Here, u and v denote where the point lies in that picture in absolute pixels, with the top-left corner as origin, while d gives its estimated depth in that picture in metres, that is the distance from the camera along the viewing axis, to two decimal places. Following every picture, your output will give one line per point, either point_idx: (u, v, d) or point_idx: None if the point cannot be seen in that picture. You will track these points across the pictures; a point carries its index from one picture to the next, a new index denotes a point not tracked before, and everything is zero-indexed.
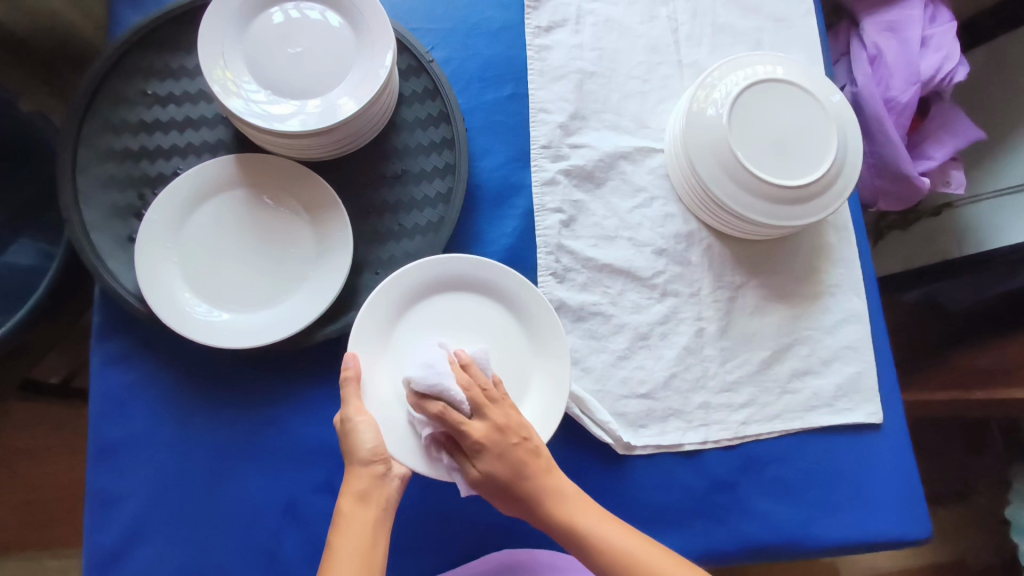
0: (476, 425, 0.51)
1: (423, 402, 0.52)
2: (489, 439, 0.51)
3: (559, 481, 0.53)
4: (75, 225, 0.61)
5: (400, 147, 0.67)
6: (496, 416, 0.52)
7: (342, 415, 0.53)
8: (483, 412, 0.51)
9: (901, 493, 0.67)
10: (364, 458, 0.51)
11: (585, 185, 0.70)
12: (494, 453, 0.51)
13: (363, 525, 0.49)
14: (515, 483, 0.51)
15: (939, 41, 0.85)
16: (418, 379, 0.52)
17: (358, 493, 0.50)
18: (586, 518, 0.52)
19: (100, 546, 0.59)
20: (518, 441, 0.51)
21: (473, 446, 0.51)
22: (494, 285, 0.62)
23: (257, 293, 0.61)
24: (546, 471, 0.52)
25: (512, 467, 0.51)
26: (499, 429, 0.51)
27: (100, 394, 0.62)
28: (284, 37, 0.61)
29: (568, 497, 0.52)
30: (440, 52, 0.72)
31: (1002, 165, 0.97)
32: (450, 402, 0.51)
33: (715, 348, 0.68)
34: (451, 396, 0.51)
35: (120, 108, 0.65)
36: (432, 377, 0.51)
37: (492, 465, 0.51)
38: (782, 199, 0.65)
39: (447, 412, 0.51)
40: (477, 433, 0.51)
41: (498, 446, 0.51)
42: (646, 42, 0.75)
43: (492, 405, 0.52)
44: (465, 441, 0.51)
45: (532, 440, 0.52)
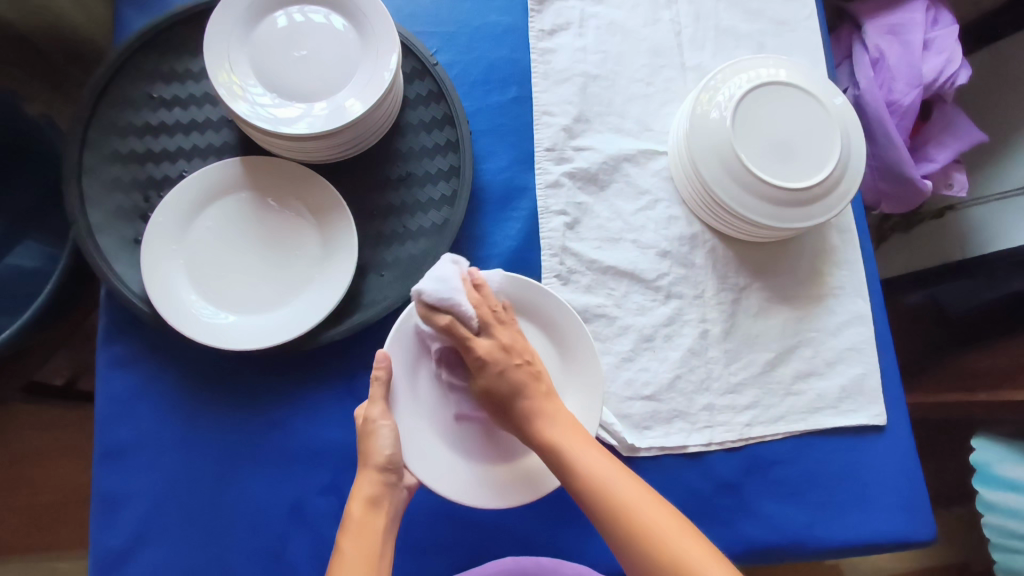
0: (483, 342, 0.52)
1: (432, 311, 0.52)
2: (496, 355, 0.52)
3: (555, 408, 0.52)
4: (80, 227, 0.61)
5: (404, 149, 0.67)
6: (503, 335, 0.53)
7: (364, 415, 0.54)
8: (491, 331, 0.53)
9: (906, 494, 0.67)
10: (379, 464, 0.52)
11: (589, 188, 0.71)
12: (498, 369, 0.52)
13: (371, 532, 0.49)
14: (516, 399, 0.52)
15: (940, 44, 0.85)
16: (431, 292, 0.52)
17: (368, 498, 0.51)
18: (580, 446, 0.50)
19: (105, 548, 0.59)
20: (521, 361, 0.53)
21: (479, 363, 0.52)
22: (525, 299, 0.61)
23: (262, 294, 0.61)
24: (546, 394, 0.53)
25: (514, 385, 0.52)
26: (505, 347, 0.52)
27: (106, 396, 0.62)
28: (290, 41, 0.61)
29: (561, 425, 0.51)
30: (444, 55, 0.73)
31: (1004, 168, 0.97)
32: (458, 317, 0.52)
33: (718, 350, 0.68)
34: (462, 309, 0.52)
35: (126, 111, 0.65)
36: (445, 289, 0.52)
37: (494, 379, 0.52)
38: (784, 202, 0.65)
39: (455, 325, 0.52)
40: (483, 348, 0.52)
41: (502, 362, 0.52)
42: (648, 46, 0.75)
43: (501, 326, 0.54)
44: (472, 354, 0.52)
45: (534, 364, 0.53)
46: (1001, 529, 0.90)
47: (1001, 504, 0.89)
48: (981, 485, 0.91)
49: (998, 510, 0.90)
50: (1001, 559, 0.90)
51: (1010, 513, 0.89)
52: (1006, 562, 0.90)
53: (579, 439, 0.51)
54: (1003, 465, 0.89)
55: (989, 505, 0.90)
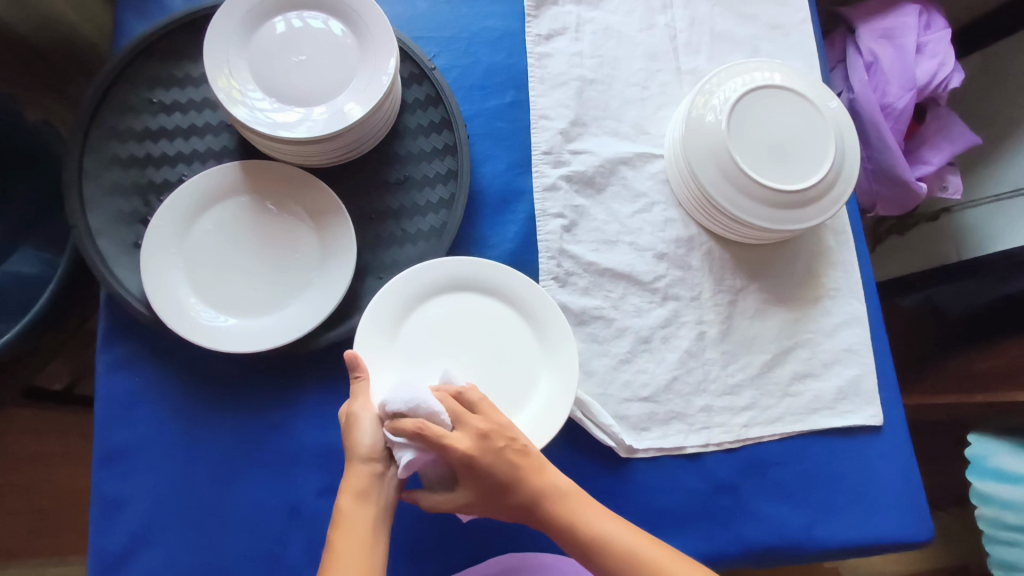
0: (459, 438, 0.50)
1: (398, 423, 0.50)
2: (476, 447, 0.50)
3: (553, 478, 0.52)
4: (81, 230, 0.62)
5: (403, 153, 0.68)
6: (477, 424, 0.51)
7: (348, 410, 0.53)
8: (463, 424, 0.50)
9: (903, 495, 0.68)
10: (365, 455, 0.51)
11: (586, 191, 0.71)
12: (485, 462, 0.50)
13: (363, 522, 0.49)
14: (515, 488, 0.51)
15: (933, 48, 0.86)
16: (395, 399, 0.50)
17: (357, 491, 0.50)
18: (579, 508, 0.52)
19: (104, 551, 0.59)
20: (505, 443, 0.51)
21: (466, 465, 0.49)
22: (495, 283, 0.62)
23: (262, 297, 0.62)
24: (541, 471, 0.52)
25: (506, 470, 0.50)
26: (483, 435, 0.50)
27: (105, 399, 0.62)
28: (289, 46, 0.62)
29: (569, 494, 0.52)
30: (441, 60, 0.73)
31: (998, 170, 0.98)
32: (428, 415, 0.50)
33: (716, 351, 0.69)
34: (428, 409, 0.50)
35: (126, 116, 0.66)
36: (406, 395, 0.51)
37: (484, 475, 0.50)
38: (780, 204, 0.66)
39: (425, 426, 0.49)
40: (462, 446, 0.49)
41: (488, 454, 0.50)
42: (644, 50, 0.76)
43: (472, 415, 0.51)
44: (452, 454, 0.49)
45: (519, 440, 0.52)
46: (998, 522, 0.89)
47: (997, 497, 0.89)
48: (974, 477, 0.91)
49: (996, 503, 0.89)
50: (1000, 550, 0.90)
51: (1007, 505, 0.88)
52: (1005, 555, 0.89)
53: (581, 501, 0.53)
54: (1001, 457, 0.89)
55: (986, 499, 0.90)
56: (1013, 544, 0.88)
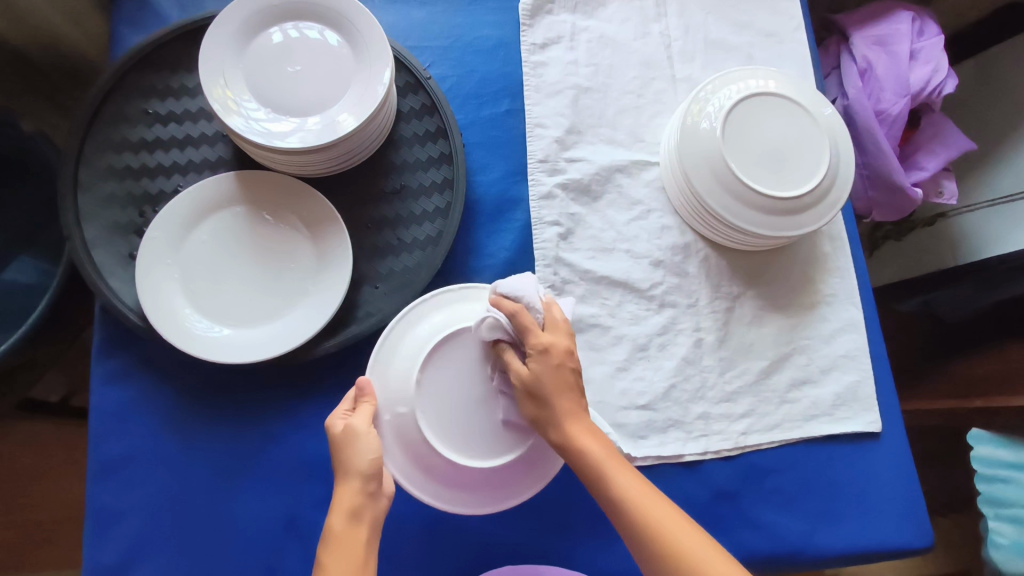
0: (547, 335, 0.52)
1: (501, 299, 0.53)
2: (557, 350, 0.52)
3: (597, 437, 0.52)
4: (76, 242, 0.62)
5: (398, 162, 0.68)
6: (563, 337, 0.53)
7: (347, 425, 0.52)
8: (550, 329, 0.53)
9: (903, 501, 0.67)
10: (363, 472, 0.50)
11: (582, 199, 0.71)
12: (556, 363, 0.51)
13: (353, 545, 0.47)
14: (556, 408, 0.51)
15: (927, 55, 0.87)
16: (506, 283, 0.53)
17: (349, 510, 0.48)
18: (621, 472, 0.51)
19: (99, 565, 0.59)
20: (567, 365, 0.52)
21: (544, 352, 0.51)
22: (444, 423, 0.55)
23: (259, 308, 0.62)
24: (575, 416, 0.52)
25: (558, 382, 0.52)
26: (570, 351, 0.53)
27: (101, 411, 0.62)
28: (284, 57, 0.62)
29: (595, 435, 0.52)
30: (437, 69, 0.74)
31: (993, 175, 0.98)
32: (527, 306, 0.52)
33: (713, 358, 0.68)
34: (531, 302, 0.52)
35: (121, 127, 0.66)
36: (523, 283, 0.53)
37: (546, 369, 0.51)
38: (774, 209, 0.66)
39: (523, 312, 0.52)
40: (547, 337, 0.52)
41: (560, 357, 0.52)
42: (639, 58, 0.76)
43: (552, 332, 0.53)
44: (533, 340, 0.52)
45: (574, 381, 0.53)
46: (992, 461, 0.87)
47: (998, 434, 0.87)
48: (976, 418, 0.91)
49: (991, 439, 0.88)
50: (989, 491, 0.87)
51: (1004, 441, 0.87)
52: (993, 494, 0.87)
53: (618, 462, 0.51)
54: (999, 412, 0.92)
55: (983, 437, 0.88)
56: (1005, 482, 0.86)
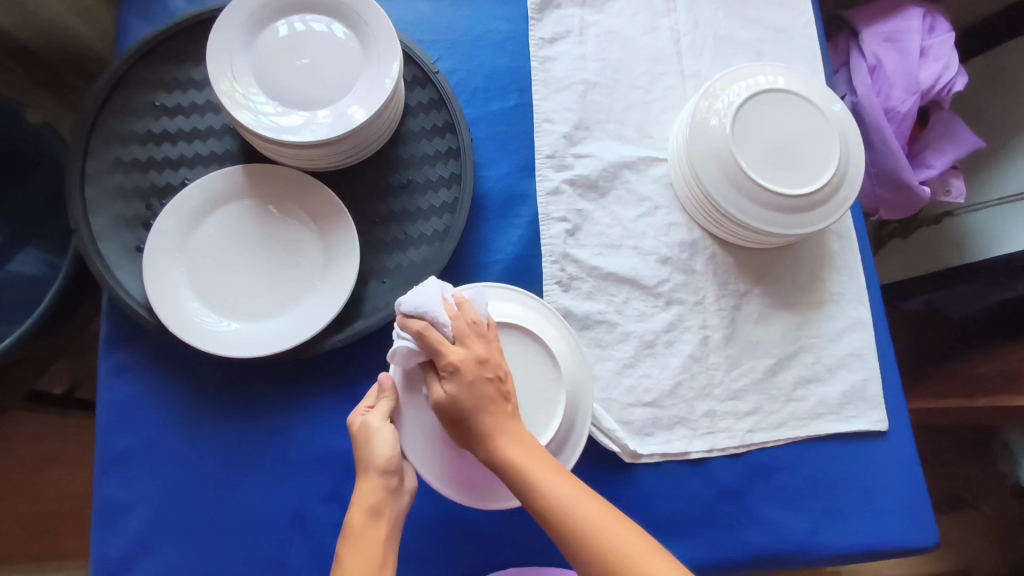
0: (457, 350, 0.50)
1: (406, 318, 0.51)
2: (467, 365, 0.49)
3: (514, 426, 0.51)
4: (83, 235, 0.62)
5: (405, 157, 0.68)
6: (479, 347, 0.51)
7: (364, 420, 0.52)
8: (466, 339, 0.50)
9: (909, 500, 0.67)
10: (381, 467, 0.50)
11: (589, 195, 0.71)
12: (468, 379, 0.49)
13: (373, 542, 0.48)
14: (477, 415, 0.49)
15: (937, 51, 0.86)
16: (408, 297, 0.51)
17: (369, 507, 0.50)
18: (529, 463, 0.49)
19: (106, 557, 0.59)
20: (493, 376, 0.50)
21: (449, 372, 0.49)
22: None
23: (265, 302, 0.62)
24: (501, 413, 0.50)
25: (478, 399, 0.49)
26: (480, 360, 0.50)
27: (108, 403, 0.62)
28: (292, 50, 0.62)
29: (521, 441, 0.50)
30: (445, 63, 0.73)
31: (1002, 173, 0.97)
32: (432, 322, 0.50)
33: (719, 356, 0.68)
34: (435, 317, 0.50)
35: (128, 119, 0.66)
36: (424, 296, 0.51)
37: (459, 389, 0.49)
38: (783, 207, 0.65)
39: (429, 330, 0.50)
40: (457, 356, 0.49)
41: (474, 374, 0.49)
42: (648, 54, 0.76)
43: (478, 338, 0.51)
44: (442, 361, 0.49)
45: (506, 385, 0.51)
46: None
47: None
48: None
49: None
50: None
51: None
52: None
53: (547, 466, 0.50)
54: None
55: None
56: None
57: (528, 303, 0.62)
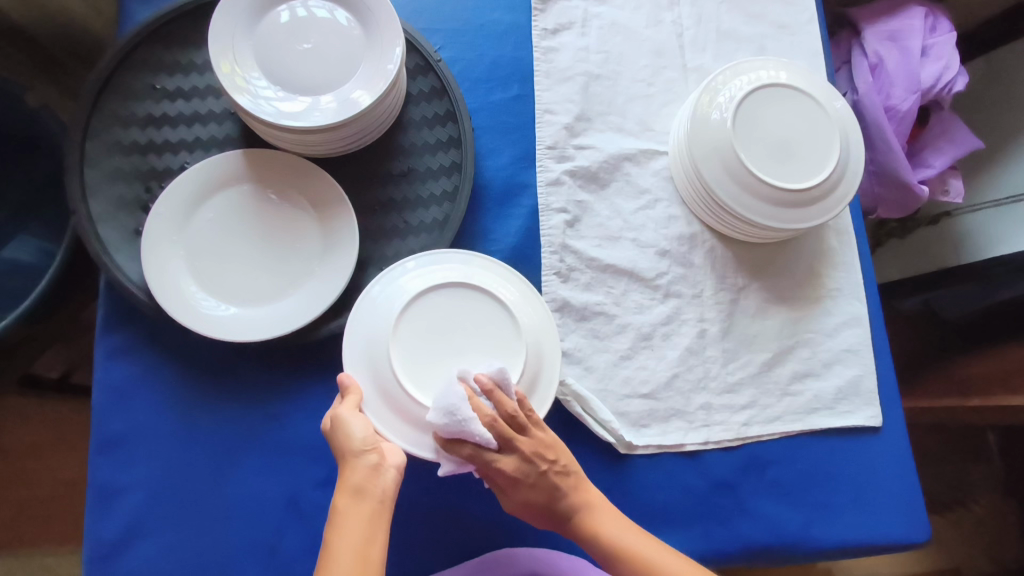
0: (507, 460, 0.53)
1: (452, 447, 0.53)
2: (527, 471, 0.54)
3: (591, 495, 0.57)
4: (81, 216, 0.61)
5: (407, 144, 0.67)
6: (525, 446, 0.54)
7: (333, 413, 0.53)
8: (512, 447, 0.53)
9: (902, 496, 0.68)
10: (355, 449, 0.51)
11: (589, 186, 0.71)
12: (529, 483, 0.54)
13: (358, 518, 0.48)
14: (554, 503, 0.55)
15: (939, 51, 0.86)
16: (441, 424, 0.52)
17: (354, 487, 0.49)
18: (614, 529, 0.56)
19: (99, 539, 0.59)
20: (547, 467, 0.55)
21: (510, 481, 0.54)
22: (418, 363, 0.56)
23: (261, 286, 0.61)
24: (576, 489, 0.56)
25: (547, 491, 0.55)
26: (529, 459, 0.54)
27: (104, 385, 0.62)
28: (293, 35, 0.61)
29: (598, 507, 0.57)
30: (447, 52, 0.73)
31: (1000, 174, 0.97)
32: (477, 442, 0.52)
33: (716, 349, 0.69)
34: (476, 436, 0.51)
35: (129, 102, 0.66)
36: (459, 410, 0.51)
37: (528, 493, 0.55)
38: (782, 201, 0.66)
39: (477, 454, 0.53)
40: (509, 468, 0.53)
41: (531, 476, 0.54)
42: (651, 46, 0.76)
43: (522, 436, 0.53)
44: (502, 474, 0.54)
45: (561, 462, 0.55)
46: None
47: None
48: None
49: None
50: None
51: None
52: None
53: (613, 520, 0.57)
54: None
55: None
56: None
57: (521, 287, 0.62)
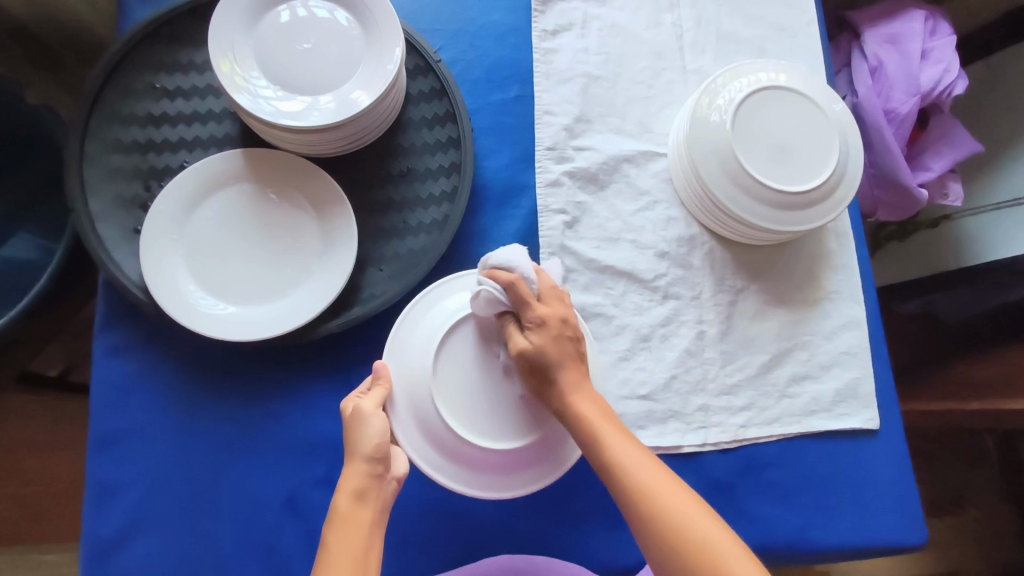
0: (543, 307, 0.54)
1: (496, 272, 0.54)
2: (552, 320, 0.54)
3: (589, 389, 0.54)
4: (80, 214, 0.61)
5: (406, 145, 0.68)
6: (559, 306, 0.56)
7: (355, 406, 0.53)
8: (548, 300, 0.55)
9: (899, 499, 0.68)
10: (368, 454, 0.50)
11: (589, 187, 0.71)
12: (553, 333, 0.54)
13: (359, 526, 0.48)
14: (561, 371, 0.54)
15: (938, 54, 0.86)
16: (497, 254, 0.55)
17: (355, 491, 0.49)
18: (606, 426, 0.52)
19: (97, 537, 0.59)
20: (571, 336, 0.55)
21: (536, 321, 0.54)
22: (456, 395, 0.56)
23: (260, 286, 0.61)
24: (583, 374, 0.55)
25: (564, 354, 0.54)
26: (562, 320, 0.55)
27: (103, 383, 0.62)
28: (293, 35, 0.61)
29: (592, 398, 0.54)
30: (447, 53, 0.73)
31: (1000, 177, 0.97)
32: (521, 277, 0.54)
33: (714, 351, 0.69)
34: (525, 270, 0.54)
35: (129, 100, 0.66)
36: (514, 254, 0.54)
37: (547, 343, 0.53)
38: (780, 203, 0.66)
39: (520, 283, 0.54)
40: (543, 311, 0.54)
41: (557, 331, 0.54)
42: (650, 48, 0.76)
43: (558, 300, 0.56)
44: (530, 313, 0.54)
45: (580, 346, 0.56)
46: None
47: None
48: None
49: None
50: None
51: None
52: None
53: (630, 449, 0.52)
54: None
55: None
56: None
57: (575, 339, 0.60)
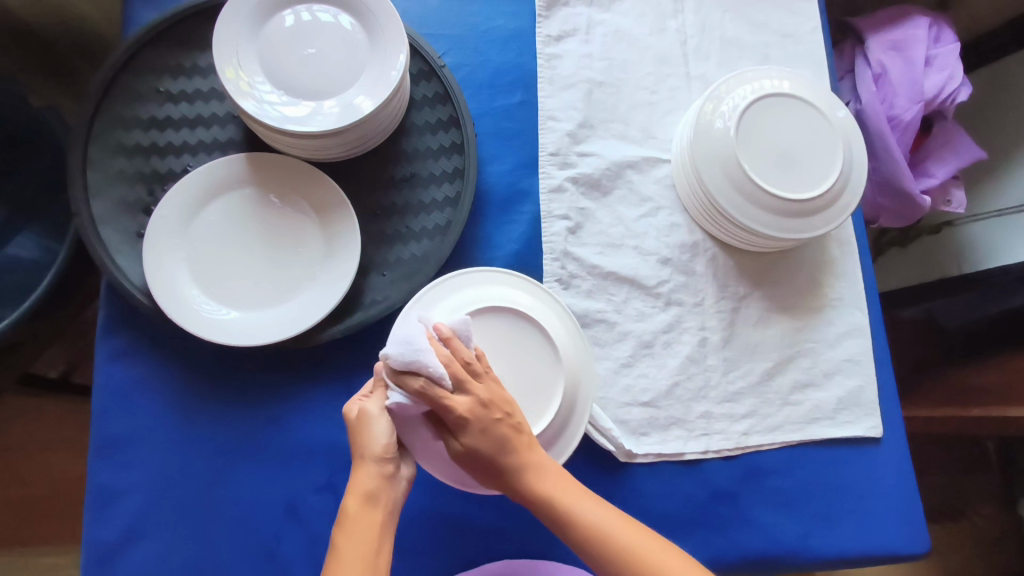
0: (460, 400, 0.48)
1: (401, 377, 0.48)
2: (473, 414, 0.48)
3: (540, 458, 0.51)
4: (83, 218, 0.61)
5: (409, 150, 0.68)
6: (477, 390, 0.49)
7: (361, 409, 0.52)
8: (465, 388, 0.48)
9: (901, 507, 0.67)
10: (377, 455, 0.50)
11: (592, 193, 0.71)
12: (478, 428, 0.48)
13: (369, 526, 0.48)
14: (502, 457, 0.49)
15: (942, 61, 0.86)
16: (396, 356, 0.48)
17: (365, 493, 0.49)
18: (569, 497, 0.50)
19: (98, 542, 0.59)
20: (501, 416, 0.49)
21: (458, 422, 0.48)
22: None
23: (262, 291, 0.61)
24: (528, 446, 0.50)
25: (497, 443, 0.49)
26: (483, 404, 0.49)
27: (104, 387, 0.62)
28: (297, 40, 0.61)
29: (544, 470, 0.50)
30: (451, 57, 0.73)
31: (1002, 184, 0.97)
32: (429, 377, 0.48)
33: (717, 358, 0.68)
34: (431, 372, 0.47)
35: (132, 104, 0.66)
36: (413, 345, 0.48)
37: (476, 440, 0.48)
38: (784, 210, 0.66)
39: (427, 388, 0.48)
40: (461, 408, 0.48)
41: (481, 421, 0.49)
42: (654, 54, 0.76)
43: (475, 380, 0.49)
44: (449, 415, 0.48)
45: (515, 417, 0.50)
46: None
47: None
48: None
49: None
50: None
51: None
52: None
53: (606, 516, 0.49)
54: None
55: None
56: None
57: (572, 331, 0.61)
